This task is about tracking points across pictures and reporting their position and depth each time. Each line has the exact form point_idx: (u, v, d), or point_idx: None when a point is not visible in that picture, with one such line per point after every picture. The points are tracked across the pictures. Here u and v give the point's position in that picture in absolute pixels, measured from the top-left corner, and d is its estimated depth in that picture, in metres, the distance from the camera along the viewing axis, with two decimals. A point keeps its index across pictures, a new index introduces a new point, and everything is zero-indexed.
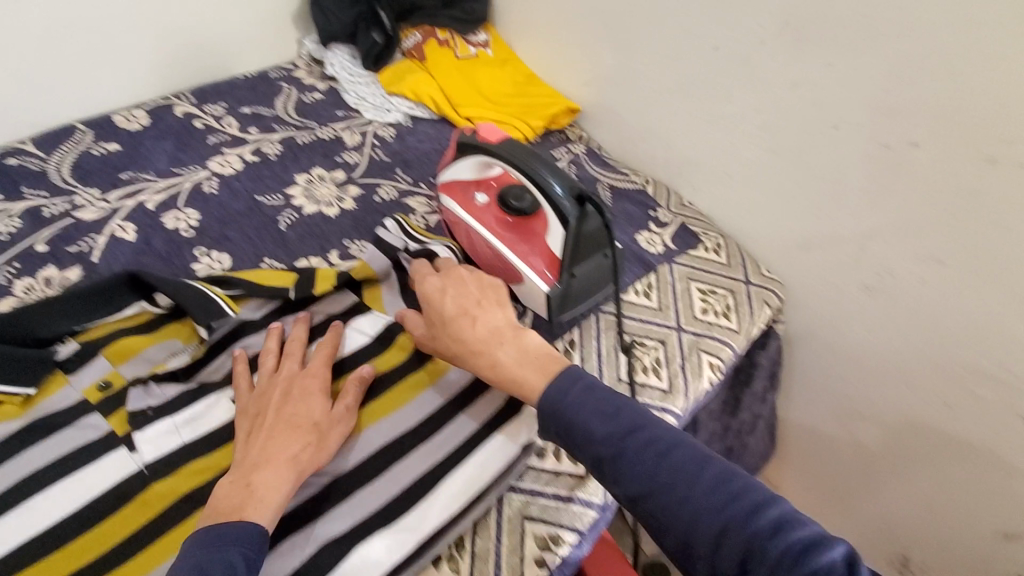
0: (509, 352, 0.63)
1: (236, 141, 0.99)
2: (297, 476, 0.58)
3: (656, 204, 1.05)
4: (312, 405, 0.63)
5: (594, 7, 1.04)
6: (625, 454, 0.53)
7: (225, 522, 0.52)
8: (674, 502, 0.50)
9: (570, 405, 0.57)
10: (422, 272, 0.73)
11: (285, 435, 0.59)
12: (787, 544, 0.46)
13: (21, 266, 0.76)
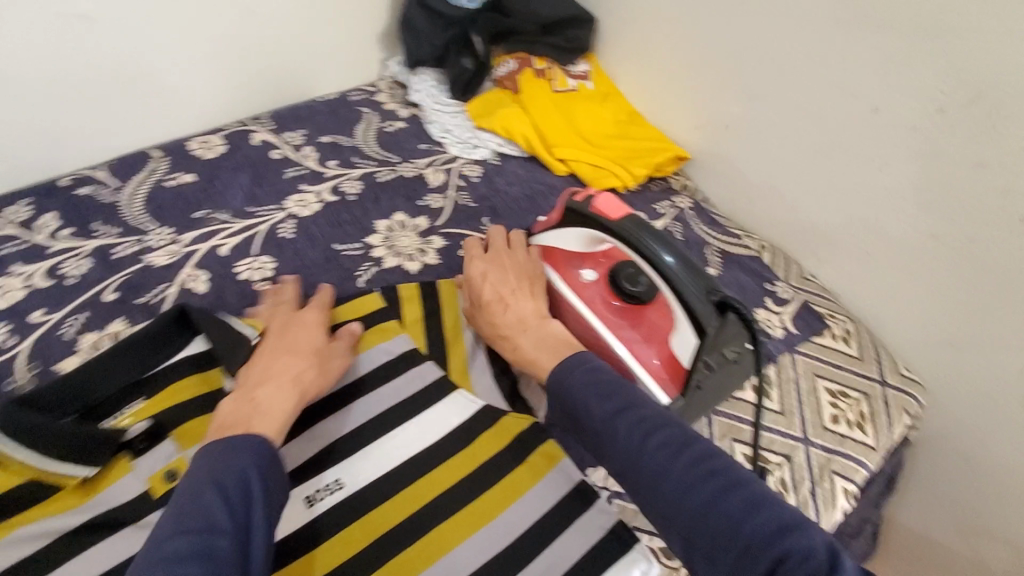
0: (537, 344, 0.65)
1: (315, 176, 0.92)
2: (296, 399, 0.59)
3: (774, 276, 0.91)
4: (310, 338, 0.65)
5: (721, 47, 0.91)
6: (617, 432, 0.54)
7: (234, 433, 0.52)
8: (656, 476, 0.51)
9: (571, 388, 0.58)
10: (470, 254, 0.75)
11: (289, 359, 0.62)
12: (757, 526, 0.46)
13: (88, 317, 0.70)
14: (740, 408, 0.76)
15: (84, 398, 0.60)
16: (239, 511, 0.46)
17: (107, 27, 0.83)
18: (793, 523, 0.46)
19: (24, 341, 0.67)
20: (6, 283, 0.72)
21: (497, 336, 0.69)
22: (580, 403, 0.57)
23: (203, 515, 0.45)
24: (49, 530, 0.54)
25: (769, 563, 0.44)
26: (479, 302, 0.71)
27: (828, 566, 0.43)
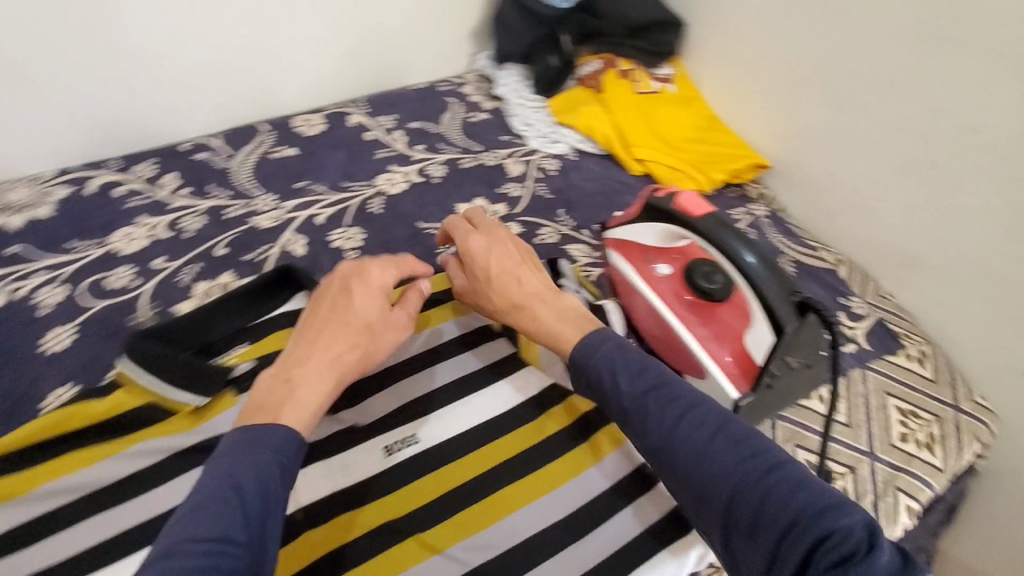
0: (555, 317, 0.60)
1: (404, 158, 0.98)
2: (334, 383, 0.53)
3: (849, 291, 0.90)
4: (365, 308, 0.58)
5: (814, 58, 0.91)
6: (648, 409, 0.51)
7: (262, 423, 0.48)
8: (690, 455, 0.48)
9: (603, 363, 0.55)
10: (460, 228, 0.69)
11: (337, 334, 0.55)
12: (793, 505, 0.43)
13: (203, 268, 0.78)
14: (804, 414, 0.76)
15: (202, 339, 0.68)
16: (253, 524, 0.43)
17: (238, 9, 0.91)
18: (832, 503, 0.44)
19: (147, 283, 0.75)
20: (133, 230, 0.80)
21: (510, 309, 0.63)
22: (608, 380, 0.54)
23: (214, 522, 0.41)
24: (162, 449, 0.61)
25: (809, 542, 0.42)
26: (479, 277, 0.65)
27: (869, 544, 0.41)
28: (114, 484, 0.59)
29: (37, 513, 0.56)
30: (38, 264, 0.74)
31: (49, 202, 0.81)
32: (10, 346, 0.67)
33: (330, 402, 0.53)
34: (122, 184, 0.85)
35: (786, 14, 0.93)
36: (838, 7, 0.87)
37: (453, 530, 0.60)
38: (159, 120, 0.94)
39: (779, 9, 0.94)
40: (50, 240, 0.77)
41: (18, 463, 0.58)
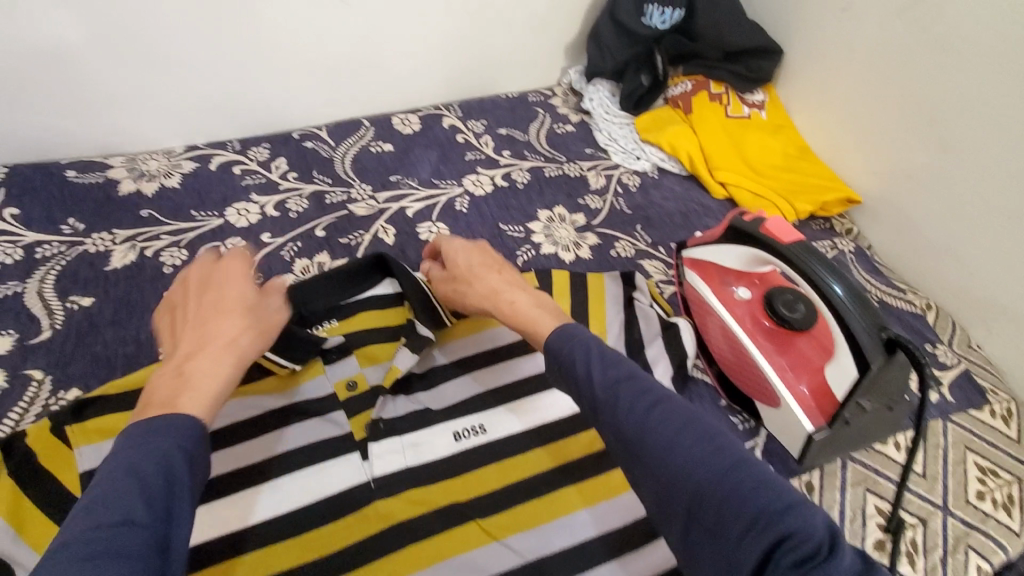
0: (530, 304, 0.65)
1: (491, 162, 1.02)
2: (235, 363, 0.55)
3: (935, 338, 0.86)
4: (229, 292, 0.59)
5: (919, 95, 0.88)
6: (618, 399, 0.52)
7: (158, 414, 0.48)
8: (658, 447, 0.49)
9: (573, 354, 0.57)
10: (445, 238, 0.75)
11: (222, 322, 0.56)
12: (756, 504, 0.43)
13: (302, 247, 0.84)
14: (875, 458, 0.73)
15: (302, 309, 0.72)
16: (160, 501, 0.44)
17: (358, 13, 0.98)
18: (796, 504, 0.43)
19: (254, 255, 0.82)
20: (246, 207, 0.88)
21: (490, 296, 0.67)
22: (580, 373, 0.56)
23: (114, 506, 0.42)
24: (256, 409, 0.65)
25: (770, 543, 0.41)
26: (458, 273, 0.70)
27: (830, 547, 0.41)
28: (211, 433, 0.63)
29: None
30: (165, 228, 0.83)
31: (178, 174, 0.90)
32: (136, 298, 0.75)
33: (231, 384, 0.54)
34: (239, 164, 0.94)
35: (893, 48, 0.90)
36: (952, 45, 0.83)
37: (511, 520, 0.62)
38: (275, 108, 1.02)
39: (887, 42, 0.91)
40: (176, 208, 0.86)
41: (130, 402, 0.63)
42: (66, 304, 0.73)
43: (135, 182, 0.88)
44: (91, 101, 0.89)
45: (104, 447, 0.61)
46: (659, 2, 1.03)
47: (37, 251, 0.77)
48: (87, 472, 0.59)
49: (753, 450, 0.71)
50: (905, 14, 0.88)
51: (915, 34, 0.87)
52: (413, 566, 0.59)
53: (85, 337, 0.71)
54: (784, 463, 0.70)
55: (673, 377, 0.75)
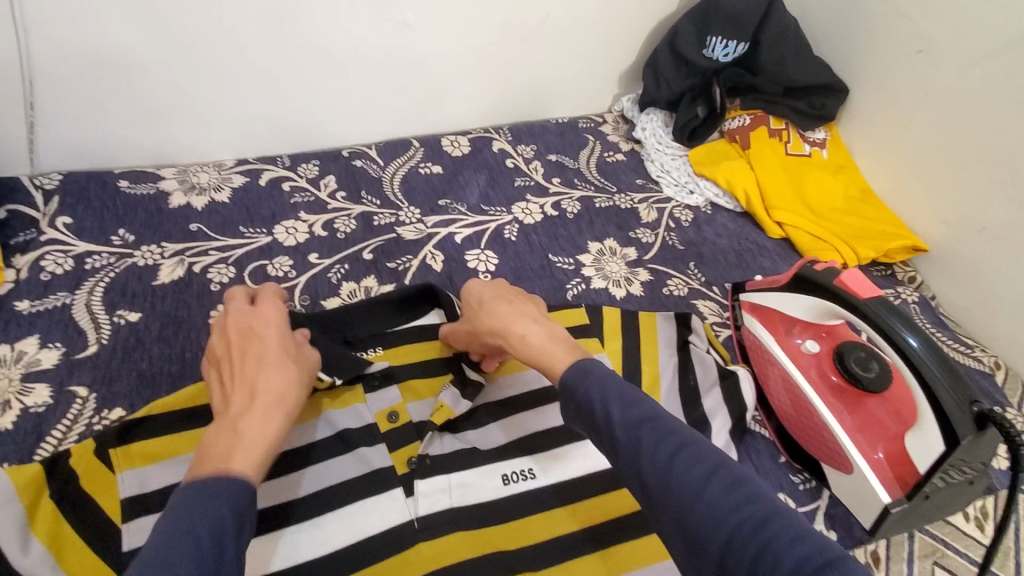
0: (535, 339, 0.59)
1: (540, 190, 0.99)
2: (285, 419, 0.52)
3: (1007, 402, 0.81)
4: (277, 343, 0.56)
5: (1000, 143, 0.84)
6: (640, 441, 0.48)
7: (209, 479, 0.46)
8: (686, 495, 0.44)
9: (589, 385, 0.53)
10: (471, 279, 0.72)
11: (270, 376, 0.53)
12: (794, 562, 0.39)
13: (350, 269, 0.83)
14: (946, 530, 0.69)
15: (346, 333, 0.73)
16: (207, 546, 0.42)
17: (418, 34, 0.97)
18: (834, 559, 0.39)
19: (302, 276, 0.81)
20: (294, 225, 0.86)
21: (499, 330, 0.62)
22: (595, 407, 0.51)
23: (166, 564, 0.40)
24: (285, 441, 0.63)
25: None
26: (470, 310, 0.67)
27: None
28: None
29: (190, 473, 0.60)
30: (214, 244, 0.82)
31: (228, 188, 0.89)
32: (183, 315, 0.74)
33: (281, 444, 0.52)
34: (289, 180, 0.93)
35: (974, 95, 0.85)
36: None
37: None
38: (326, 125, 1.01)
39: (968, 89, 0.86)
40: (225, 223, 0.85)
41: (177, 422, 0.62)
42: (113, 319, 0.72)
43: (186, 194, 0.87)
44: (145, 112, 0.88)
45: (146, 471, 0.59)
46: (724, 36, 1.00)
47: (87, 262, 0.76)
48: (129, 498, 0.57)
49: (815, 512, 0.67)
50: (991, 61, 0.83)
51: (1000, 82, 0.82)
52: None
53: (131, 353, 0.69)
54: (850, 529, 0.66)
55: (731, 429, 0.71)
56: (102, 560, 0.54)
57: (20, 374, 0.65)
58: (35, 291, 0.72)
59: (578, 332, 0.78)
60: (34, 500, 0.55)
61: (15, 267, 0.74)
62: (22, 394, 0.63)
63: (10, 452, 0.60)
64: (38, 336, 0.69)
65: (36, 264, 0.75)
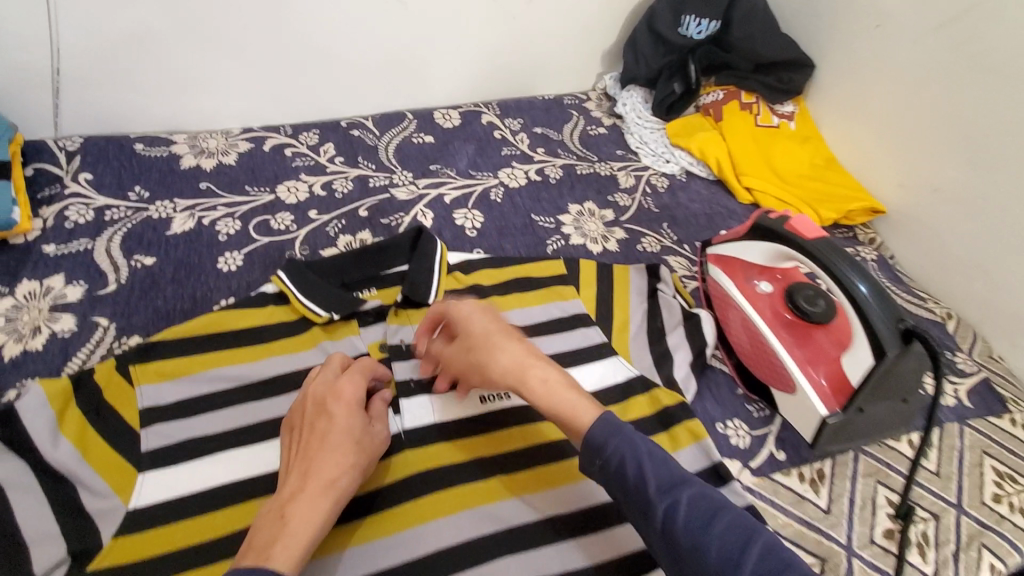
0: (555, 390, 0.58)
1: (525, 158, 1.07)
2: (331, 505, 0.54)
3: (956, 347, 0.88)
4: (348, 421, 0.59)
5: (949, 108, 0.90)
6: (677, 504, 0.50)
7: (251, 564, 0.48)
8: (722, 564, 0.47)
9: (622, 447, 0.53)
10: (461, 307, 0.65)
11: (330, 458, 0.56)
12: None
13: (347, 224, 0.90)
14: (888, 453, 0.75)
15: (343, 276, 0.80)
16: None
17: (412, 12, 1.03)
18: None
19: (302, 229, 0.88)
20: (296, 185, 0.94)
21: (515, 376, 0.59)
22: (629, 472, 0.52)
23: None
24: (288, 366, 0.71)
25: None
26: (468, 341, 0.62)
27: None
28: (260, 383, 0.69)
29: (202, 390, 0.67)
30: (221, 200, 0.89)
31: (234, 152, 0.97)
32: (194, 260, 0.81)
33: (324, 531, 0.54)
34: (291, 146, 1.00)
35: (927, 65, 0.92)
36: (989, 64, 0.85)
37: (533, 479, 0.65)
38: (326, 97, 1.09)
39: (922, 59, 0.93)
40: (232, 183, 0.92)
41: (190, 347, 0.70)
42: (131, 262, 0.79)
43: (196, 157, 0.94)
44: (158, 83, 0.96)
45: (161, 388, 0.66)
46: (697, 14, 1.08)
47: (107, 214, 0.84)
48: (146, 408, 0.65)
49: (765, 436, 0.75)
50: (940, 32, 0.90)
51: (951, 52, 0.89)
52: (438, 511, 0.61)
53: (147, 292, 0.77)
54: (798, 450, 0.74)
55: (691, 363, 0.78)
56: (124, 460, 0.62)
57: (49, 306, 0.73)
58: (61, 237, 0.80)
59: (555, 279, 0.84)
60: (63, 409, 0.63)
61: (42, 217, 0.82)
62: (51, 322, 0.71)
63: (42, 369, 0.67)
64: (64, 275, 0.76)
65: (61, 214, 0.82)
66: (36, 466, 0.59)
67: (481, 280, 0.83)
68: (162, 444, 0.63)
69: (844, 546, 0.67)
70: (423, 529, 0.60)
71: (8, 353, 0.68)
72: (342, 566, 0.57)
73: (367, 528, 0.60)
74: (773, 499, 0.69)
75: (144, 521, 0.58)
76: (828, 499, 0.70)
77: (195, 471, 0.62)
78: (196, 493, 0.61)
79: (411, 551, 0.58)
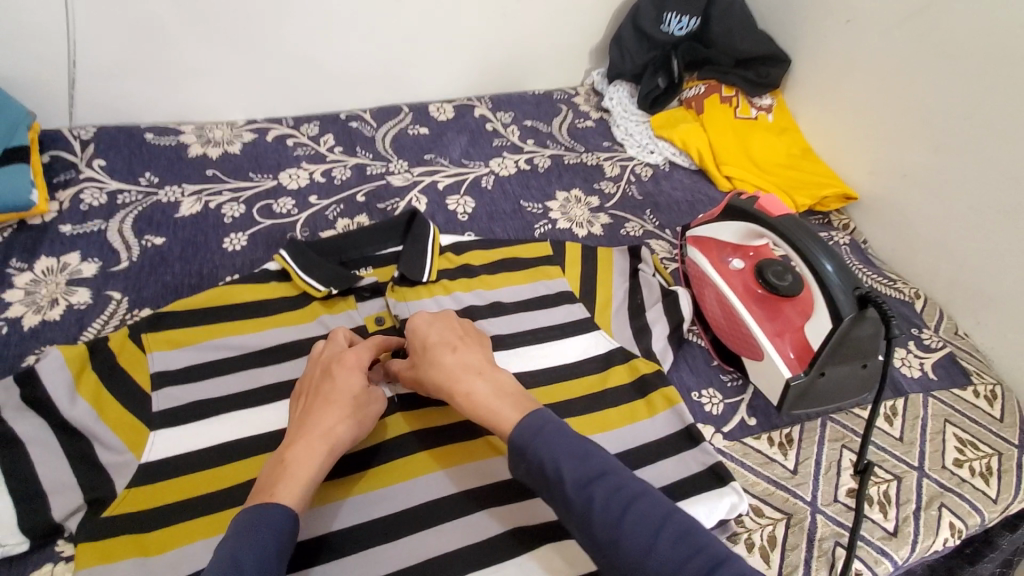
0: (479, 399, 0.61)
1: (515, 148, 1.12)
2: (328, 452, 0.59)
3: (922, 324, 0.92)
4: (347, 379, 0.64)
5: (913, 97, 0.96)
6: (593, 499, 0.52)
7: (257, 503, 0.54)
8: (637, 552, 0.49)
9: (542, 443, 0.55)
10: (413, 325, 0.69)
11: (328, 411, 0.61)
12: None
13: (345, 209, 0.95)
14: (854, 421, 0.79)
15: (343, 255, 0.86)
16: None
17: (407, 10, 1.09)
18: None
19: (302, 213, 0.93)
20: (297, 172, 0.99)
21: (444, 388, 0.63)
22: (549, 466, 0.54)
23: None
24: (289, 337, 0.76)
25: None
26: (416, 354, 0.67)
27: None
28: (262, 351, 0.74)
29: (207, 357, 0.72)
30: (226, 186, 0.95)
31: (239, 142, 1.02)
32: (200, 240, 0.86)
33: (323, 475, 0.58)
34: (292, 137, 1.05)
35: (892, 57, 0.98)
36: (947, 55, 0.90)
37: None
38: (326, 91, 1.14)
39: (888, 51, 0.98)
40: (236, 170, 0.97)
41: (197, 317, 0.74)
42: (142, 242, 0.84)
43: (202, 146, 1.00)
44: (166, 78, 1.01)
45: (170, 354, 0.71)
46: (678, 11, 1.13)
47: (119, 198, 0.89)
48: (156, 372, 0.69)
49: (738, 404, 0.79)
50: (903, 26, 0.95)
51: (915, 42, 0.94)
52: (425, 468, 0.66)
53: (156, 269, 0.82)
54: (768, 417, 0.79)
55: (669, 336, 0.83)
56: (135, 419, 0.66)
57: (65, 281, 0.78)
58: (77, 218, 0.86)
59: (541, 259, 0.89)
60: (79, 372, 0.67)
61: (58, 201, 0.87)
62: (67, 295, 0.77)
63: (59, 337, 0.73)
64: (79, 252, 0.82)
65: (76, 197, 0.88)
66: (54, 422, 0.64)
67: (472, 260, 0.88)
68: (170, 405, 0.67)
69: (808, 503, 0.70)
70: (413, 483, 0.64)
71: (27, 323, 0.73)
72: (338, 514, 0.61)
73: (361, 481, 0.64)
74: (743, 461, 0.74)
75: (153, 474, 0.63)
76: (796, 461, 0.74)
77: (201, 430, 0.66)
78: (202, 449, 0.65)
79: (398, 503, 0.63)
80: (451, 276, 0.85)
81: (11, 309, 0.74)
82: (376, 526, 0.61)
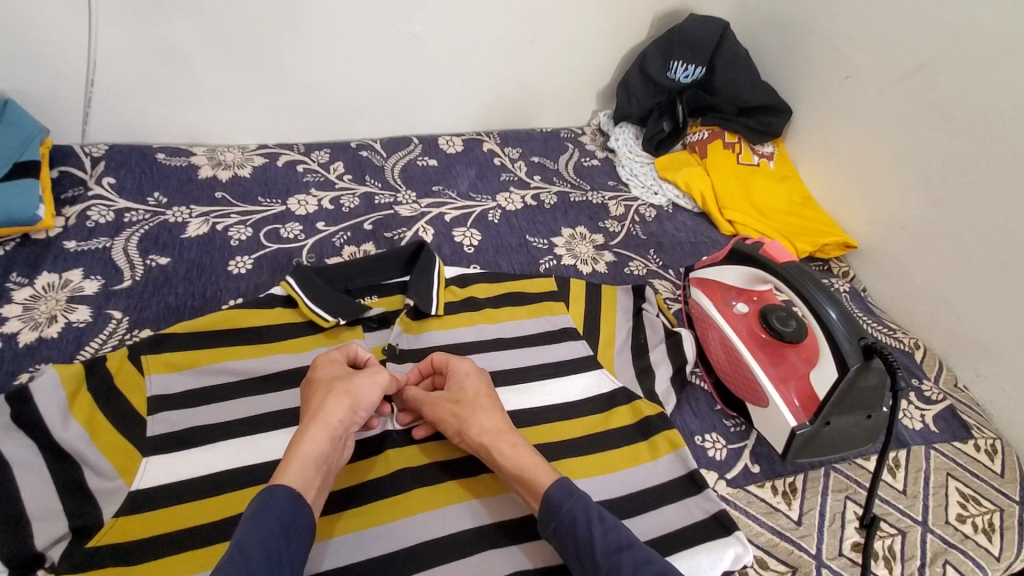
0: (525, 451, 0.62)
1: (522, 183, 1.14)
2: (320, 425, 0.59)
3: (924, 376, 0.92)
4: (327, 372, 0.66)
5: (909, 153, 0.99)
6: (620, 567, 0.53)
7: (262, 491, 0.55)
8: None
9: (575, 506, 0.57)
10: (463, 369, 0.69)
11: (317, 396, 0.62)
12: None
13: (352, 236, 0.95)
14: (857, 471, 0.79)
15: (348, 284, 0.86)
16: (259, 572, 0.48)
17: (423, 45, 1.12)
18: None
19: (309, 239, 0.93)
20: (306, 198, 1.00)
21: (490, 439, 0.63)
22: (581, 533, 0.56)
23: None
24: (289, 364, 0.75)
25: None
26: (463, 396, 0.67)
27: None
28: (261, 378, 0.73)
29: (206, 382, 0.71)
30: (235, 209, 0.95)
31: (250, 166, 1.03)
32: (205, 262, 0.86)
33: (321, 450, 0.58)
34: (302, 163, 1.06)
35: (890, 112, 1.01)
36: (942, 113, 0.93)
37: None
38: (338, 120, 1.16)
39: (886, 107, 1.02)
40: (245, 194, 0.98)
41: (199, 341, 0.73)
42: (146, 262, 0.84)
43: (213, 168, 1.00)
44: (180, 101, 1.03)
45: (168, 378, 0.70)
46: (685, 60, 1.18)
47: (126, 216, 0.89)
48: (153, 396, 0.68)
49: (742, 449, 0.79)
50: (901, 84, 0.99)
51: (911, 100, 0.97)
52: (424, 505, 0.64)
53: (160, 289, 0.81)
54: (773, 463, 0.78)
55: (671, 378, 0.83)
56: (128, 443, 0.64)
57: (66, 297, 0.77)
58: (82, 235, 0.86)
59: (545, 295, 0.89)
60: (74, 392, 0.65)
61: (64, 216, 0.87)
62: (67, 312, 0.76)
63: (55, 355, 0.71)
64: (82, 270, 0.81)
65: (83, 213, 0.88)
66: (42, 444, 0.62)
67: (476, 293, 0.88)
68: (165, 431, 0.66)
69: (813, 556, 0.69)
70: (410, 521, 0.63)
71: (23, 340, 0.72)
72: (330, 553, 0.59)
73: (358, 516, 0.62)
74: (747, 510, 0.72)
75: (142, 503, 0.60)
76: (801, 511, 0.73)
77: (196, 458, 0.65)
78: (195, 478, 0.63)
79: (392, 542, 0.61)
80: (456, 307, 0.85)
81: (8, 324, 0.73)
82: (372, 566, 0.59)
